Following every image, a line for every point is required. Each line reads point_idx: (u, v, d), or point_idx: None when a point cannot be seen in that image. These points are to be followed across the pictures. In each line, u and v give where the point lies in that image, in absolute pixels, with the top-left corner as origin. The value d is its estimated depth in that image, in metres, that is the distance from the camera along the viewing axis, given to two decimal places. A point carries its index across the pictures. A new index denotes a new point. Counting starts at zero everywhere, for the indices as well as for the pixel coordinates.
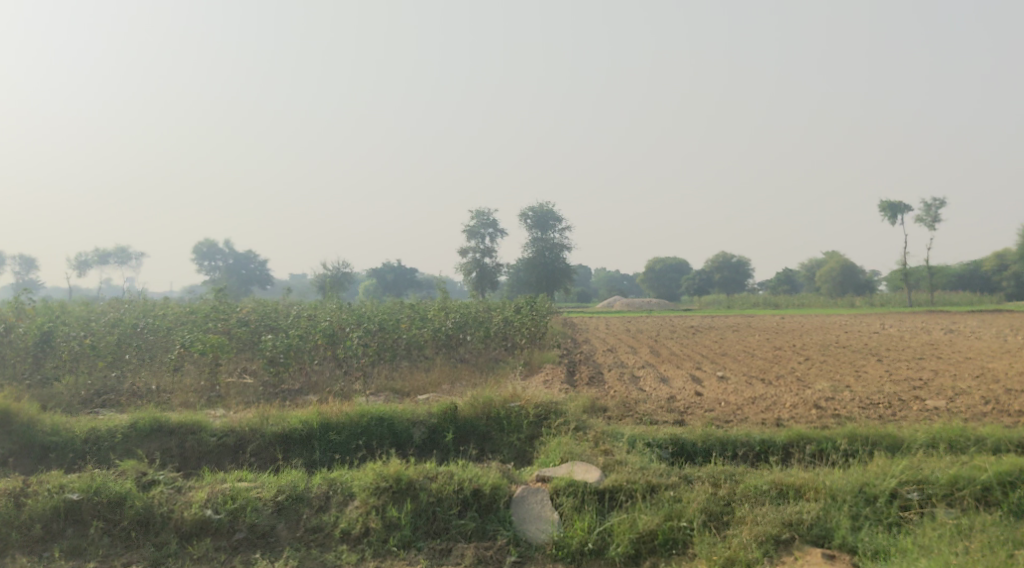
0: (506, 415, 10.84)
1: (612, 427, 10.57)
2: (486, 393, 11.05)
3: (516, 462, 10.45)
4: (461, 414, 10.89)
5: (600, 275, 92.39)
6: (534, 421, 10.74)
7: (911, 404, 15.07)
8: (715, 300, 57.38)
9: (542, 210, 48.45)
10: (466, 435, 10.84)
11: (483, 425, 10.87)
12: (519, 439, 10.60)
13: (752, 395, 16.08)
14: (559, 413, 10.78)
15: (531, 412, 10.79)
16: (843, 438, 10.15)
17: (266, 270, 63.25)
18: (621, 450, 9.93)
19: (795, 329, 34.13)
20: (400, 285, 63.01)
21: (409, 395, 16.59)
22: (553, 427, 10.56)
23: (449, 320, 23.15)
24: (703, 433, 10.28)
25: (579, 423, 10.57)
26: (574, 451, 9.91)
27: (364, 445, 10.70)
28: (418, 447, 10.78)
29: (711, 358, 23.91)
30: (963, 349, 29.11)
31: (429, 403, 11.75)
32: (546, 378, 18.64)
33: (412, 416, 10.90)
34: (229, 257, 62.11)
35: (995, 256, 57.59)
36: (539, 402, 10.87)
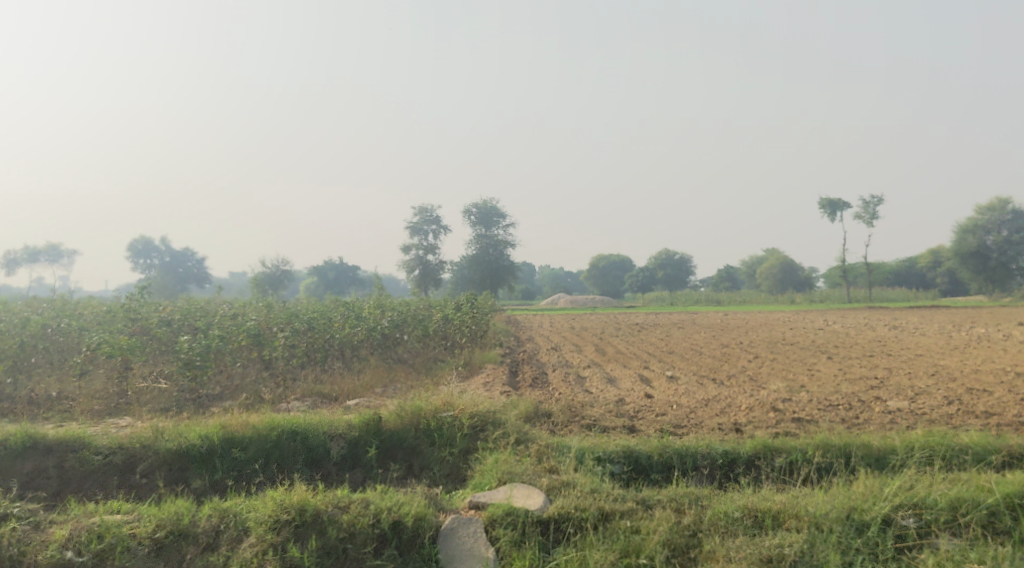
0: (437, 425, 9.67)
1: (558, 438, 9.46)
2: (415, 402, 9.86)
3: (448, 482, 9.30)
4: (386, 427, 9.70)
5: (545, 272, 91.70)
6: (468, 432, 9.58)
7: (872, 406, 14.24)
8: (658, 296, 56.84)
9: (486, 206, 47.33)
10: (392, 450, 9.65)
11: (412, 438, 9.68)
12: (452, 454, 9.44)
13: (706, 397, 15.13)
14: (497, 423, 9.64)
15: (466, 422, 9.63)
16: (819, 450, 9.16)
17: (204, 267, 61.10)
18: (568, 468, 8.83)
19: (741, 326, 33.40)
20: (343, 282, 61.34)
21: (338, 400, 15.32)
22: (490, 440, 9.42)
23: (385, 318, 21.90)
24: (659, 445, 9.22)
25: (520, 435, 9.44)
26: (515, 469, 8.76)
27: (274, 463, 9.48)
28: (336, 464, 9.56)
29: (659, 357, 22.97)
30: (911, 346, 28.54)
31: (352, 411, 10.55)
32: (487, 380, 17.50)
33: (329, 428, 9.66)
34: (165, 253, 59.90)
35: (930, 253, 58.01)
36: (475, 412, 9.70)
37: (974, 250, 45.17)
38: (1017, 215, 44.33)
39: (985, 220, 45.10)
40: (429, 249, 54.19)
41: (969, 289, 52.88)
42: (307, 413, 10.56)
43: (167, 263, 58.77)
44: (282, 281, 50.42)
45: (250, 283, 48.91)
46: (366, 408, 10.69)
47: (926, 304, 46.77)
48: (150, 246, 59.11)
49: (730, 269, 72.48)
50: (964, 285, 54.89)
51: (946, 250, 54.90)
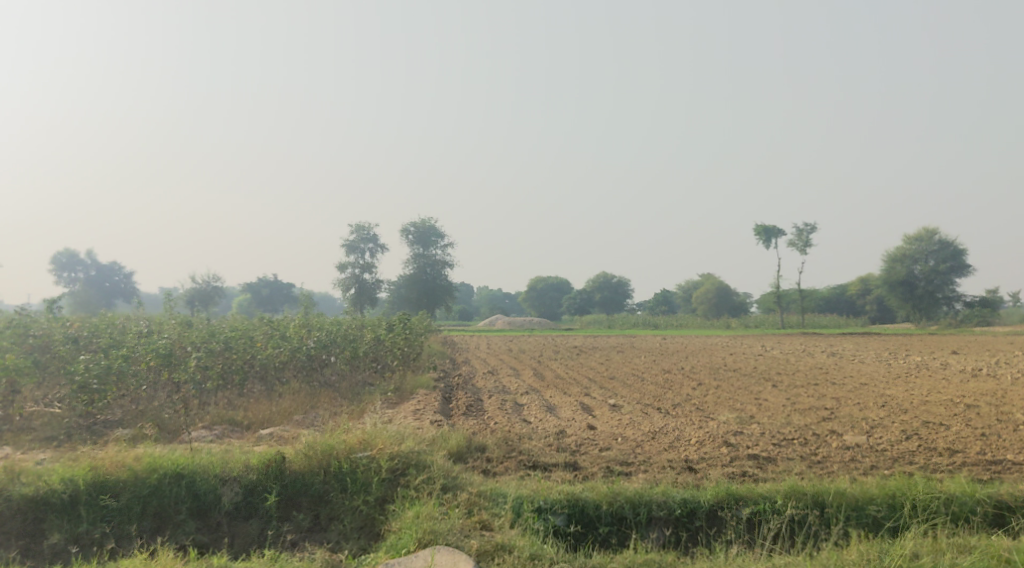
0: (352, 467, 8.44)
1: (491, 484, 8.28)
2: (327, 440, 8.62)
3: (360, 536, 8.05)
4: (290, 469, 8.47)
5: (483, 293, 90.62)
6: (388, 475, 8.37)
7: (829, 441, 13.33)
8: (595, 319, 56.11)
9: (424, 225, 45.97)
10: (297, 498, 8.41)
11: (321, 483, 8.44)
12: (366, 501, 8.20)
13: (653, 429, 14.06)
14: (420, 465, 8.46)
15: (384, 462, 8.41)
16: (791, 499, 8.12)
17: (132, 281, 58.57)
18: (503, 525, 7.66)
19: (680, 351, 32.63)
20: (277, 300, 59.44)
21: (250, 429, 13.91)
22: (411, 486, 8.23)
23: (311, 338, 20.52)
24: (608, 493, 8.12)
25: (448, 482, 8.24)
26: (440, 527, 7.55)
27: (152, 513, 8.22)
28: (228, 514, 8.31)
29: (600, 382, 21.88)
30: (852, 373, 27.96)
31: (256, 447, 9.30)
32: (417, 406, 16.22)
33: (221, 472, 8.44)
34: (91, 266, 57.31)
35: (860, 281, 58.36)
36: (395, 453, 8.48)
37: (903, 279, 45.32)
38: (943, 246, 44.82)
39: (913, 250, 45.38)
40: (365, 266, 52.73)
41: (898, 318, 53.23)
42: (202, 448, 9.30)
43: (92, 276, 56.21)
44: (212, 298, 48.41)
45: (177, 300, 46.87)
46: (272, 445, 9.44)
47: (857, 330, 46.86)
48: (74, 258, 56.42)
49: (666, 292, 72.20)
50: (890, 312, 55.41)
51: (876, 278, 55.23)
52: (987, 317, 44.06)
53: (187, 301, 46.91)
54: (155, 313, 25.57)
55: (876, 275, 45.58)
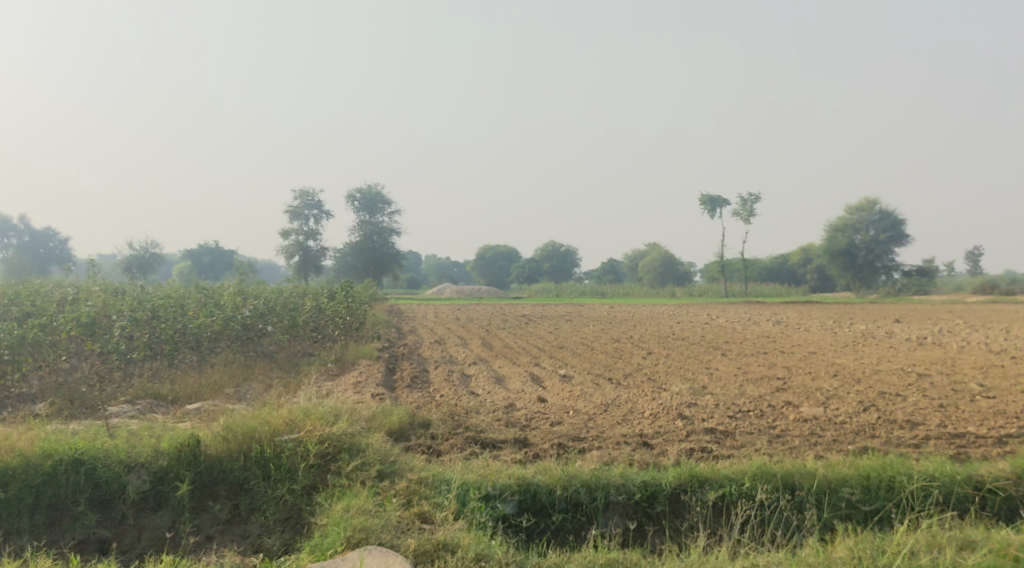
0: (277, 451, 7.78)
1: (435, 469, 7.64)
2: (248, 422, 7.96)
3: (284, 529, 7.37)
4: (206, 455, 7.80)
5: (431, 261, 89.53)
6: (318, 459, 7.72)
7: (786, 413, 12.83)
8: (543, 287, 55.59)
9: (371, 192, 45.00)
10: (213, 486, 7.73)
11: (241, 469, 7.77)
12: (293, 490, 7.54)
13: (605, 401, 13.47)
14: (354, 450, 7.81)
15: (313, 447, 7.74)
16: (759, 481, 7.59)
17: (67, 248, 56.59)
18: (445, 519, 7.02)
19: (629, 319, 32.19)
20: (219, 267, 57.88)
21: (176, 404, 13.09)
22: (344, 473, 7.58)
23: (247, 307, 19.58)
24: (562, 476, 7.53)
25: (386, 469, 7.59)
26: (372, 524, 6.85)
27: (46, 503, 7.55)
28: (135, 504, 7.62)
29: (550, 352, 21.25)
30: (801, 342, 27.71)
31: (173, 428, 8.59)
32: (358, 379, 15.44)
33: (127, 458, 7.75)
34: (24, 232, 55.29)
35: (801, 250, 58.53)
36: (326, 436, 7.83)
37: (842, 249, 45.29)
38: (884, 216, 44.93)
39: (854, 220, 45.37)
40: (309, 233, 51.54)
41: (838, 288, 53.49)
42: (113, 430, 8.55)
43: (25, 242, 54.23)
44: (150, 265, 46.84)
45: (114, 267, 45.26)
46: (190, 426, 8.77)
47: (799, 299, 46.95)
48: (6, 223, 54.27)
49: (614, 261, 71.91)
50: (831, 281, 55.72)
51: (816, 247, 55.33)
52: (925, 286, 44.40)
53: (124, 268, 45.40)
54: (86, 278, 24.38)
55: (818, 245, 45.60)
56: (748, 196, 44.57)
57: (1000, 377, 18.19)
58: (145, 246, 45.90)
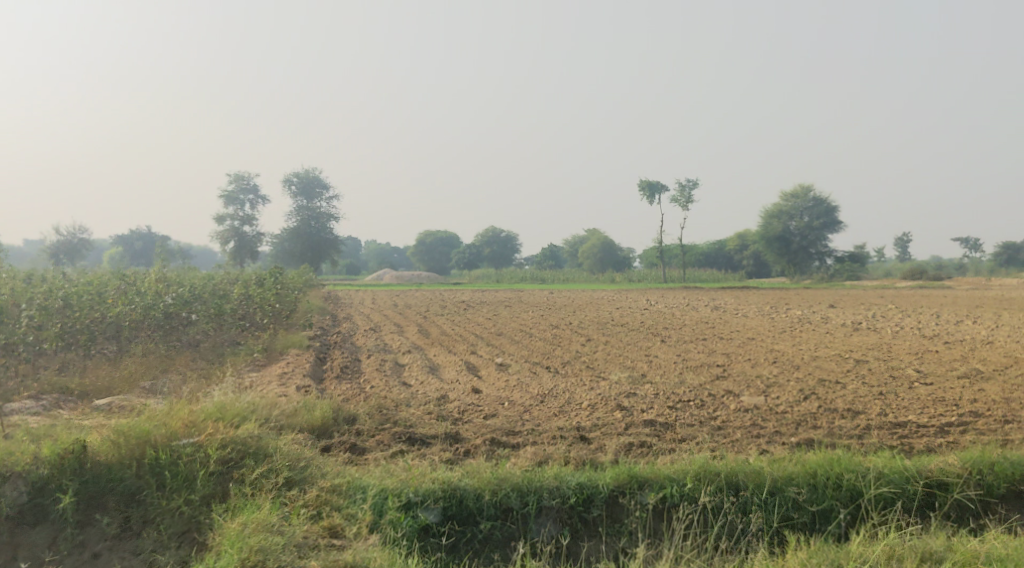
0: (173, 456, 7.25)
1: (352, 476, 7.30)
2: (141, 425, 7.40)
3: (180, 544, 6.85)
4: (92, 462, 7.24)
5: (371, 247, 88.31)
6: (220, 466, 7.23)
7: (726, 402, 12.46)
8: (483, 273, 55.02)
9: (308, 176, 43.96)
10: (101, 497, 7.13)
11: (133, 478, 7.19)
12: (191, 500, 7.03)
13: (542, 391, 12.97)
14: (260, 454, 7.38)
15: (213, 453, 7.25)
16: (704, 482, 7.23)
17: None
18: (353, 531, 6.73)
19: (568, 305, 31.81)
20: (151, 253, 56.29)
21: (84, 401, 12.36)
22: (248, 481, 7.14)
23: (169, 295, 18.64)
24: (490, 481, 7.19)
25: (296, 477, 7.24)
26: (271, 544, 6.48)
27: None
28: (12, 518, 7.00)
29: (487, 339, 20.71)
30: (739, 328, 27.60)
31: (61, 429, 8.00)
32: (284, 369, 14.74)
33: (4, 467, 7.14)
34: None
35: (738, 236, 58.84)
36: (230, 440, 7.37)
37: (778, 235, 45.57)
38: (818, 202, 45.23)
39: (790, 206, 45.66)
40: (244, 218, 50.27)
41: (773, 273, 53.87)
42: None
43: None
44: (77, 250, 45.30)
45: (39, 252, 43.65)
46: (80, 427, 8.17)
47: (736, 284, 47.11)
48: None
49: (553, 247, 71.59)
50: (766, 266, 56.10)
51: (753, 233, 55.64)
52: (857, 271, 44.85)
53: (50, 254, 43.76)
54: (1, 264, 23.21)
55: (754, 231, 45.77)
56: (685, 182, 44.54)
57: (936, 362, 18.11)
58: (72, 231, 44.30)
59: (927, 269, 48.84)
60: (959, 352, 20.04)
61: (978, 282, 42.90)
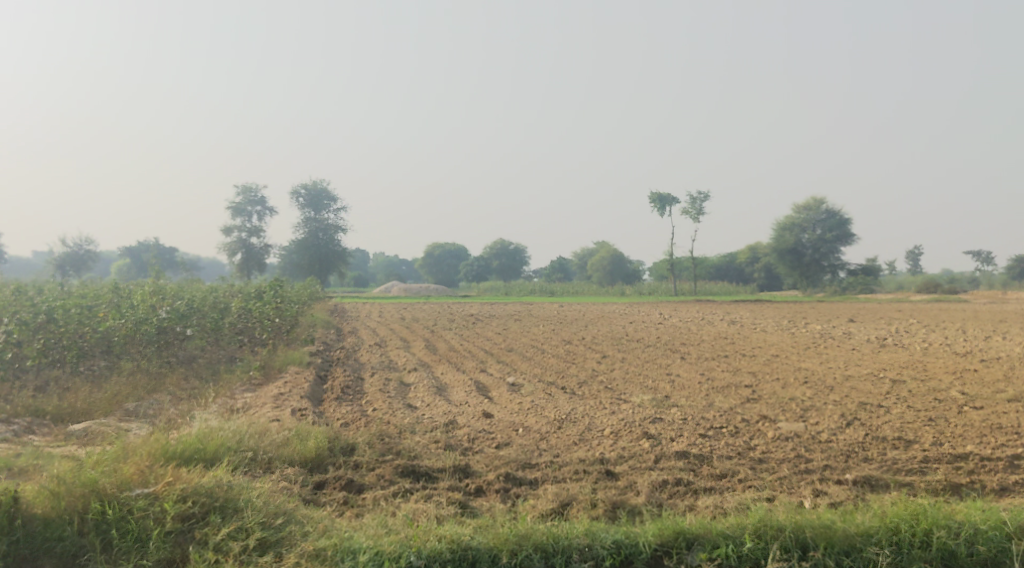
0: (123, 511, 6.47)
1: (356, 529, 6.48)
2: (89, 474, 6.63)
3: None
4: (26, 517, 6.41)
5: (380, 259, 87.38)
6: (179, 524, 6.43)
7: (762, 430, 11.28)
8: (492, 285, 53.93)
9: (316, 188, 43.10)
10: (36, 559, 6.28)
11: (75, 537, 6.38)
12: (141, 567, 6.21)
13: (559, 415, 11.84)
14: (227, 510, 6.57)
15: (171, 509, 6.45)
16: (766, 540, 6.41)
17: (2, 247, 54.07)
18: None
19: (579, 319, 30.71)
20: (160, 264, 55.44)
21: (58, 429, 11.50)
22: (211, 544, 6.32)
23: (163, 308, 17.56)
24: (516, 538, 6.35)
25: (279, 540, 6.38)
26: None
27: None
28: None
29: (497, 356, 19.62)
30: (760, 344, 26.39)
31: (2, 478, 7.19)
32: (280, 389, 13.63)
33: None
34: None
35: (749, 248, 57.62)
36: (193, 492, 6.60)
37: (791, 247, 44.37)
38: (830, 215, 43.99)
39: (802, 218, 44.46)
40: (253, 231, 49.50)
41: (785, 286, 52.61)
42: None
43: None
44: (84, 263, 44.53)
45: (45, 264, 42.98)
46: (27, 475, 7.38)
47: (747, 298, 45.94)
48: None
49: (561, 259, 70.53)
50: (778, 279, 54.83)
51: (764, 245, 54.39)
52: (871, 284, 43.56)
53: (56, 266, 43.05)
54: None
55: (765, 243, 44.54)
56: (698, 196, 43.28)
57: (977, 383, 16.85)
58: (78, 243, 43.53)
59: (941, 283, 47.52)
60: (999, 371, 18.74)
61: (997, 296, 41.60)
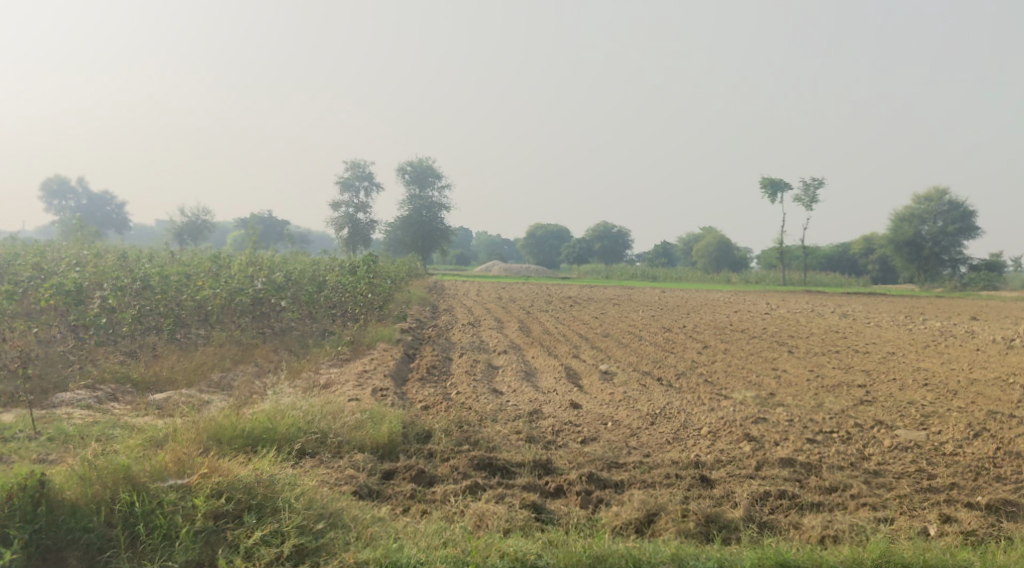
0: (152, 505, 6.15)
1: (416, 537, 6.18)
2: (120, 463, 6.30)
3: None
4: (50, 504, 6.09)
5: (483, 238, 87.35)
6: (210, 523, 6.10)
7: (878, 437, 10.24)
8: (593, 268, 52.97)
9: (422, 166, 43.15)
10: (61, 551, 5.95)
11: (102, 529, 6.06)
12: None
13: (653, 410, 11.05)
14: (264, 509, 6.27)
15: (202, 506, 6.14)
16: None
17: (125, 213, 55.81)
18: None
19: (681, 306, 29.60)
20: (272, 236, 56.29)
21: (141, 397, 11.37)
22: (243, 549, 6.00)
23: (258, 279, 17.44)
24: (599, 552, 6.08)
25: (318, 549, 6.06)
26: None
27: None
28: None
29: (592, 341, 18.86)
30: (875, 340, 24.84)
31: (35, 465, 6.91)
32: (364, 367, 13.22)
33: None
34: (83, 195, 54.98)
35: (864, 239, 55.00)
36: (228, 490, 6.31)
37: (909, 239, 41.99)
38: (953, 206, 41.51)
39: (923, 209, 41.99)
40: (360, 206, 49.85)
41: (901, 279, 49.95)
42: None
43: (82, 205, 53.56)
44: (199, 232, 45.37)
45: (163, 232, 44.09)
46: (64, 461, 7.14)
47: (859, 290, 43.76)
48: (66, 187, 55.21)
49: (666, 244, 68.95)
50: (893, 273, 52.16)
51: (881, 236, 51.78)
52: (996, 281, 40.80)
53: (173, 235, 44.04)
54: (105, 244, 22.77)
55: (881, 234, 42.32)
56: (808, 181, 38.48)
57: None
58: (194, 213, 44.42)
59: None
60: None
61: None
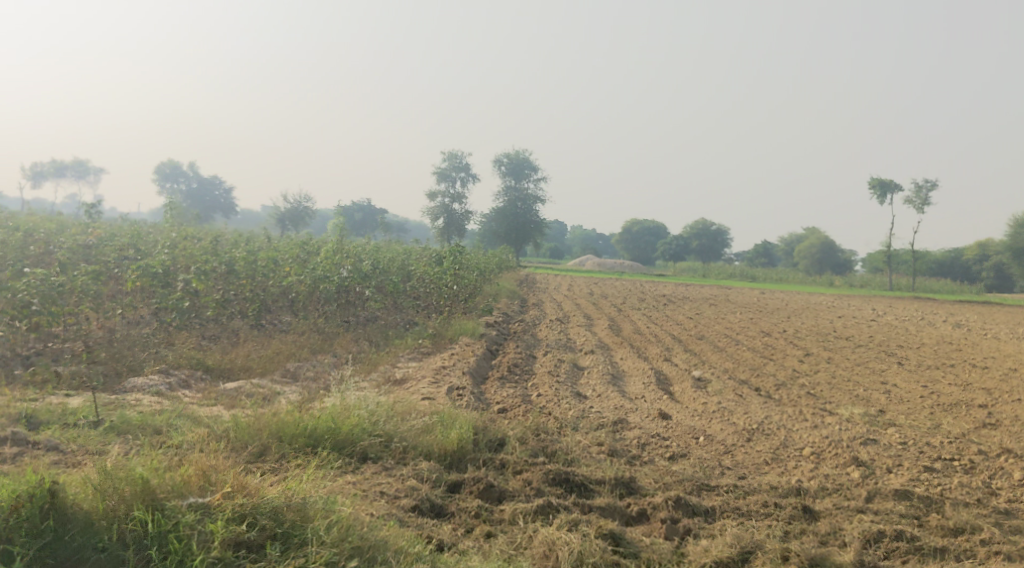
0: (166, 527, 5.73)
1: None
2: (140, 477, 5.91)
3: None
4: (64, 518, 5.74)
5: (578, 232, 86.41)
6: (227, 551, 5.65)
7: (1007, 468, 9.12)
8: (689, 266, 51.52)
9: (518, 158, 42.59)
10: None
11: (116, 550, 5.68)
12: None
13: (751, 424, 10.13)
14: (289, 540, 5.80)
15: (221, 533, 5.68)
16: None
17: (233, 198, 56.85)
18: None
19: (782, 309, 28.26)
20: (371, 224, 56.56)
21: (213, 385, 11.03)
22: None
23: (344, 267, 17.08)
24: None
25: None
26: None
27: None
28: None
29: (686, 343, 17.92)
30: (992, 354, 23.14)
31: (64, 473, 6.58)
32: (444, 362, 12.65)
33: None
34: (193, 179, 56.26)
35: (979, 245, 52.11)
36: (252, 516, 5.85)
37: None
38: None
39: None
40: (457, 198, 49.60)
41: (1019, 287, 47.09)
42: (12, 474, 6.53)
43: (191, 189, 54.74)
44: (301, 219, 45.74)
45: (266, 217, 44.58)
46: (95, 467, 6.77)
47: (973, 298, 41.35)
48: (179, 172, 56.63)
49: (766, 244, 66.84)
50: (1010, 282, 49.24)
51: (997, 243, 48.94)
52: None
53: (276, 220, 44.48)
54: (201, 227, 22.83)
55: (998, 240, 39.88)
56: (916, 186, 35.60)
57: None
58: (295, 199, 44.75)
59: None
60: None
61: None
